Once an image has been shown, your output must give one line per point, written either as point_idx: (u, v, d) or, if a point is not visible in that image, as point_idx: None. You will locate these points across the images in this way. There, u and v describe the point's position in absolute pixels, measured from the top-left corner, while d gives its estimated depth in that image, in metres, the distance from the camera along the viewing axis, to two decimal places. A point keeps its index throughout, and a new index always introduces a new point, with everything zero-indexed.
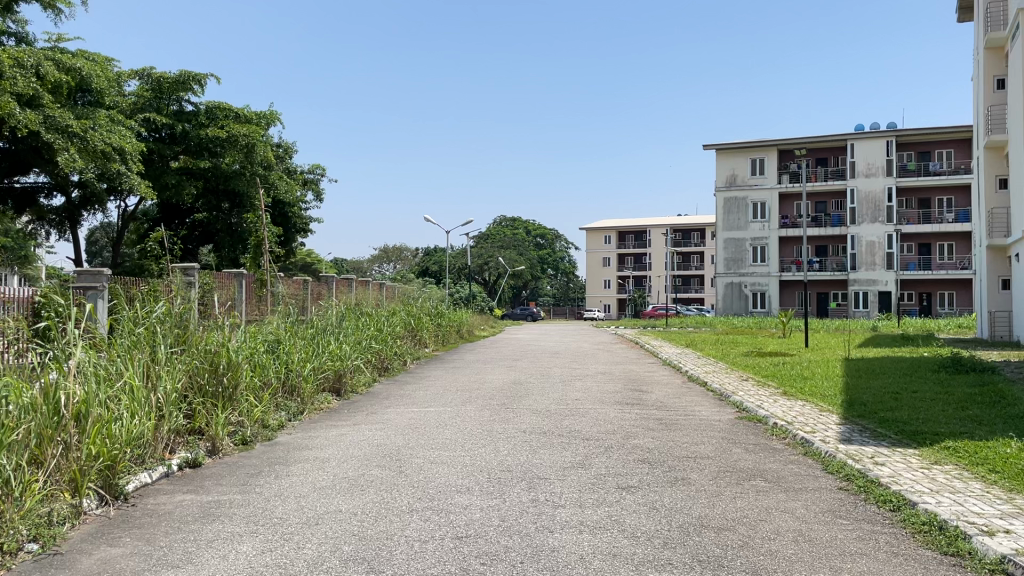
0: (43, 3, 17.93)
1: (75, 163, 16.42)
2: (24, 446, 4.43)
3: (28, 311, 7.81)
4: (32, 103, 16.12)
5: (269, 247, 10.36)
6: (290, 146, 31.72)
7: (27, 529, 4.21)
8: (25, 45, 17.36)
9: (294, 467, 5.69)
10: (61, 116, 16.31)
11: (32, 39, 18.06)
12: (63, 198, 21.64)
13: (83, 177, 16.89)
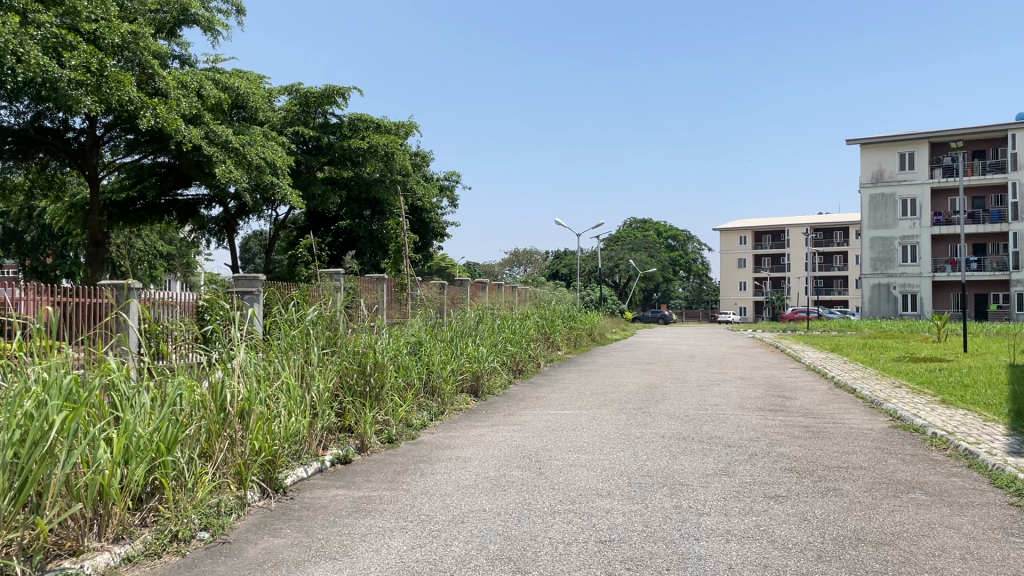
0: (203, 27, 19.26)
1: (232, 175, 17.45)
2: (197, 440, 4.78)
3: (192, 314, 8.42)
4: (195, 121, 17.33)
5: (409, 253, 10.72)
6: (427, 154, 32.69)
7: (200, 518, 4.52)
8: (188, 67, 18.66)
9: (437, 466, 5.85)
10: (220, 131, 17.39)
11: (193, 61, 19.42)
12: (222, 209, 23.15)
13: (240, 188, 17.97)
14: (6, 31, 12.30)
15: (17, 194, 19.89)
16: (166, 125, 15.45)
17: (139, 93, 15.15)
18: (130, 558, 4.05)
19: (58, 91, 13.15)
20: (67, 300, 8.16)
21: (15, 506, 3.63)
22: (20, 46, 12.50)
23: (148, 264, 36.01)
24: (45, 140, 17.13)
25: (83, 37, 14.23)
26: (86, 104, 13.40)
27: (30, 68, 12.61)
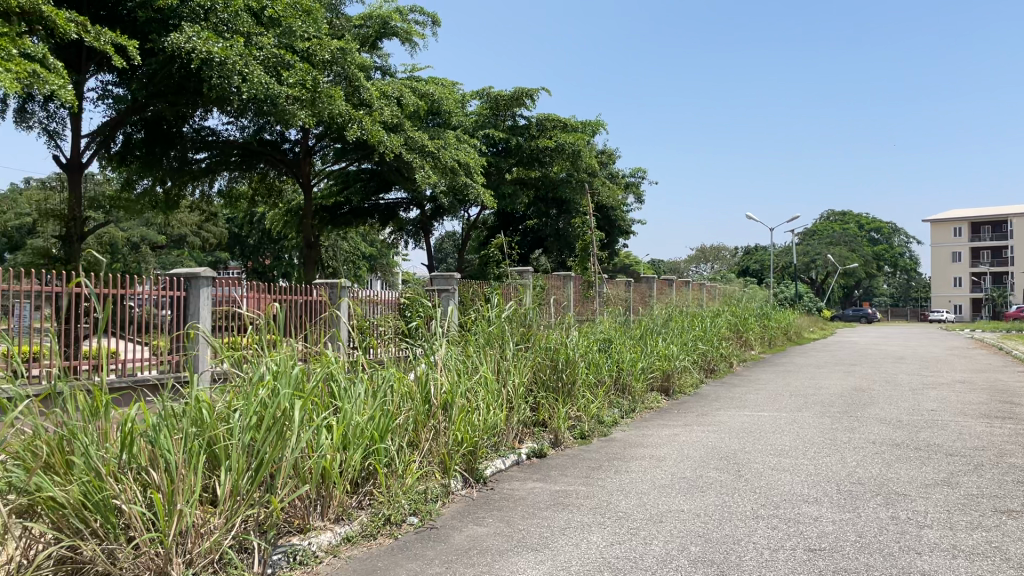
0: (401, 38, 20.29)
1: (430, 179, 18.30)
2: (405, 430, 5.07)
3: (394, 310, 8.95)
4: (396, 129, 18.32)
5: (597, 251, 10.80)
6: (613, 151, 32.69)
7: (409, 503, 4.80)
8: (388, 77, 19.77)
9: (631, 463, 5.83)
10: (418, 137, 18.30)
11: (394, 71, 20.54)
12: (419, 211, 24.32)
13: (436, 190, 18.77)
14: (233, 53, 13.60)
15: (243, 202, 21.96)
16: (372, 135, 16.45)
17: (347, 107, 16.26)
18: (350, 538, 4.37)
19: (277, 107, 14.28)
20: (287, 298, 8.94)
21: (253, 485, 4.01)
22: (245, 66, 13.74)
23: (353, 264, 38.53)
24: (266, 152, 18.75)
25: (298, 55, 15.37)
26: (302, 118, 14.46)
27: (253, 87, 13.81)
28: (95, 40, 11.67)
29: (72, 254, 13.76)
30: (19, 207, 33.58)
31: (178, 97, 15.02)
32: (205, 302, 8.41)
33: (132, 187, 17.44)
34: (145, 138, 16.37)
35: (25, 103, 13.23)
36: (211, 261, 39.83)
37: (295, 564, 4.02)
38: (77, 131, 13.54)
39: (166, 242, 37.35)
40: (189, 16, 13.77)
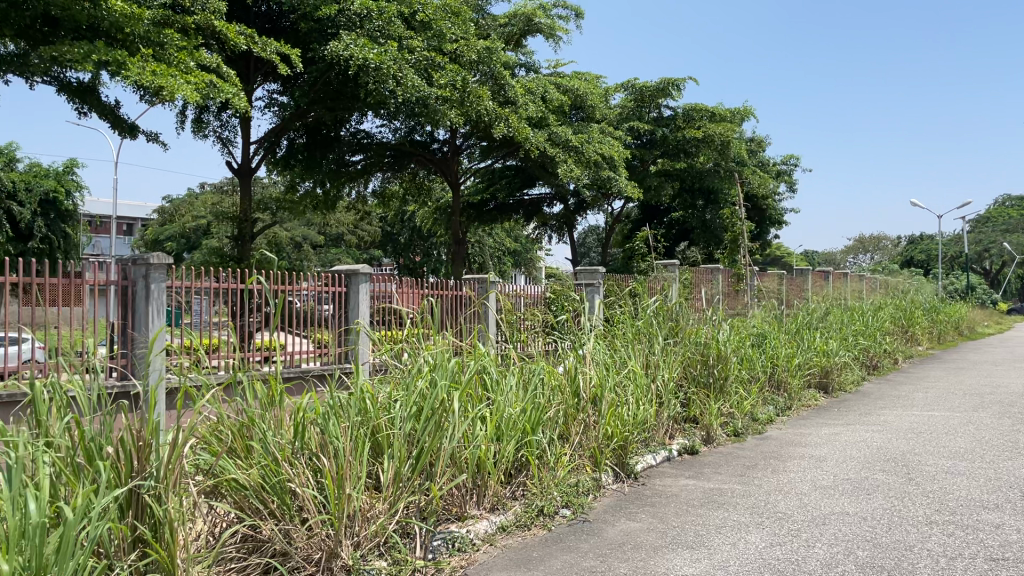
0: (545, 34, 20.46)
1: (573, 172, 18.32)
2: (556, 423, 5.12)
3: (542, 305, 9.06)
4: (540, 124, 18.47)
5: (748, 243, 10.51)
6: (762, 140, 31.69)
7: (561, 496, 4.84)
8: (533, 74, 19.95)
9: (789, 463, 5.62)
10: (562, 132, 18.40)
11: (538, 67, 20.70)
12: (563, 205, 24.45)
13: (580, 183, 18.79)
14: (388, 58, 14.20)
15: (395, 201, 22.80)
16: (518, 132, 16.68)
17: (494, 105, 16.52)
18: (505, 527, 4.45)
19: (428, 107, 14.71)
20: (439, 294, 9.22)
21: (414, 472, 4.19)
22: (399, 70, 14.32)
23: (498, 260, 39.27)
24: (417, 152, 19.32)
25: (447, 57, 15.76)
26: (451, 117, 14.82)
27: (406, 90, 14.32)
28: (264, 51, 12.39)
29: (244, 253, 14.74)
30: (195, 210, 36.37)
31: (336, 102, 15.75)
32: (363, 298, 8.81)
33: (294, 189, 18.46)
34: (307, 143, 17.46)
35: (201, 114, 14.30)
36: (364, 258, 41.63)
37: (454, 551, 4.16)
38: (247, 138, 14.47)
39: (323, 240, 39.34)
40: (347, 24, 14.51)
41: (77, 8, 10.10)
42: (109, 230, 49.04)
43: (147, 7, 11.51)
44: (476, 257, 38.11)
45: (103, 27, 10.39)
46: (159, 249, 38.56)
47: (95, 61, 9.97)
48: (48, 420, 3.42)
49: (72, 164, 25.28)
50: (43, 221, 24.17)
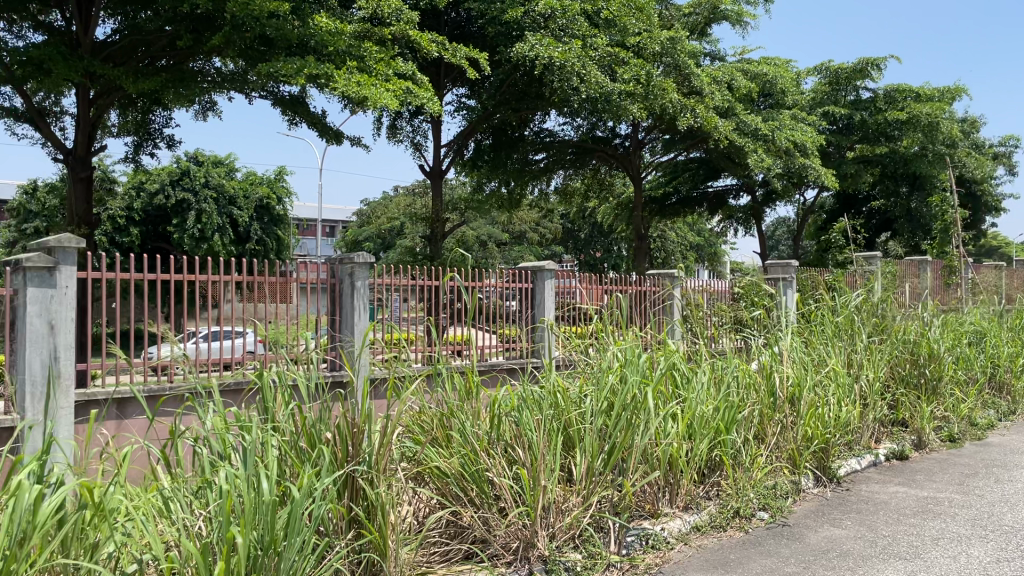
0: (732, 21, 19.80)
1: (763, 163, 17.59)
2: (751, 423, 4.96)
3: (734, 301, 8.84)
4: (727, 114, 17.89)
5: (964, 234, 9.70)
6: (975, 119, 29.08)
7: (758, 498, 4.70)
8: (719, 62, 19.40)
9: (1017, 473, 5.14)
10: (750, 120, 17.69)
11: (725, 56, 20.08)
12: (751, 197, 23.68)
13: (771, 173, 18.09)
14: (572, 56, 14.38)
15: (578, 198, 22.92)
16: (706, 122, 16.20)
17: (680, 97, 16.18)
18: (699, 527, 4.38)
19: (611, 103, 14.69)
20: (624, 290, 9.24)
21: (607, 467, 4.20)
22: (583, 68, 14.43)
23: (681, 254, 38.62)
24: (599, 148, 19.33)
25: (630, 51, 15.68)
26: (635, 112, 14.74)
27: (590, 87, 14.40)
28: (454, 56, 12.83)
29: (437, 252, 15.37)
30: (390, 212, 38.41)
31: (520, 103, 16.06)
32: (548, 292, 9.07)
33: (481, 189, 18.99)
34: (492, 144, 17.80)
35: (396, 120, 15.06)
36: (548, 253, 42.28)
37: (648, 548, 4.13)
38: (439, 142, 15.08)
39: (509, 238, 40.31)
40: (532, 25, 14.81)
41: (289, 28, 10.92)
42: (316, 233, 52.87)
43: (349, 23, 12.31)
44: (658, 251, 37.73)
45: (311, 44, 11.19)
46: (359, 250, 41.11)
47: (306, 75, 10.66)
48: (274, 406, 3.75)
49: (282, 172, 27.48)
50: (259, 225, 26.42)
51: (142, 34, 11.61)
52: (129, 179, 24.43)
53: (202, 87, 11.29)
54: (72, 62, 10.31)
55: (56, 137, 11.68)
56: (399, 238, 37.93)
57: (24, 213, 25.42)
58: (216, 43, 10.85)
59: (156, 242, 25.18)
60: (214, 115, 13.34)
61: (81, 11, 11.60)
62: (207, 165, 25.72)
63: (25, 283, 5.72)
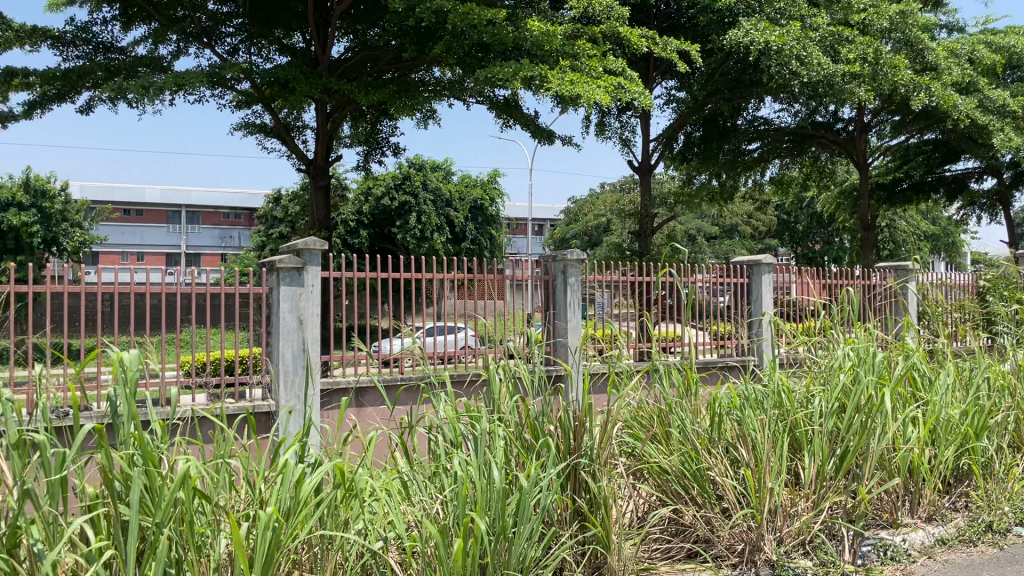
0: None
1: (1012, 141, 15.79)
2: (1004, 428, 4.54)
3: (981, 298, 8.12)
4: (968, 90, 16.26)
5: None
6: None
7: (1014, 511, 4.32)
8: (957, 34, 17.70)
9: None
10: (996, 95, 15.94)
11: (963, 27, 18.30)
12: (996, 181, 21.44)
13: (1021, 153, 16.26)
14: (790, 38, 13.76)
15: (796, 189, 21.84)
16: (943, 101, 14.79)
17: (912, 74, 14.93)
18: (944, 540, 4.06)
19: (834, 86, 13.84)
20: (850, 284, 8.86)
21: (839, 471, 3.98)
22: (802, 50, 13.77)
23: (912, 245, 35.70)
24: (819, 135, 18.31)
25: (855, 29, 14.74)
26: (860, 95, 13.76)
27: (810, 70, 13.64)
28: (665, 49, 12.61)
29: (646, 247, 15.26)
30: (597, 209, 38.64)
31: (734, 91, 15.55)
32: (765, 287, 8.96)
33: (691, 182, 18.60)
34: (704, 135, 17.48)
35: (604, 118, 15.13)
36: (763, 247, 40.67)
37: (887, 559, 3.87)
38: (649, 137, 14.96)
39: (718, 231, 39.40)
40: (746, 11, 14.35)
41: (504, 32, 11.24)
42: (526, 231, 54.16)
43: (560, 24, 12.50)
44: (886, 243, 35.09)
45: (525, 46, 11.41)
46: (567, 247, 41.73)
47: (521, 77, 10.92)
48: (499, 399, 3.91)
49: (494, 173, 28.49)
50: (474, 224, 27.55)
51: (371, 50, 12.58)
52: (360, 185, 26.40)
53: (424, 96, 11.95)
54: (313, 79, 11.29)
55: (299, 149, 12.84)
56: (607, 234, 38.06)
57: (270, 220, 28.16)
58: (438, 53, 11.46)
59: (382, 243, 26.98)
60: (434, 122, 14.11)
61: (319, 33, 12.74)
62: (426, 169, 27.14)
63: (278, 282, 6.35)
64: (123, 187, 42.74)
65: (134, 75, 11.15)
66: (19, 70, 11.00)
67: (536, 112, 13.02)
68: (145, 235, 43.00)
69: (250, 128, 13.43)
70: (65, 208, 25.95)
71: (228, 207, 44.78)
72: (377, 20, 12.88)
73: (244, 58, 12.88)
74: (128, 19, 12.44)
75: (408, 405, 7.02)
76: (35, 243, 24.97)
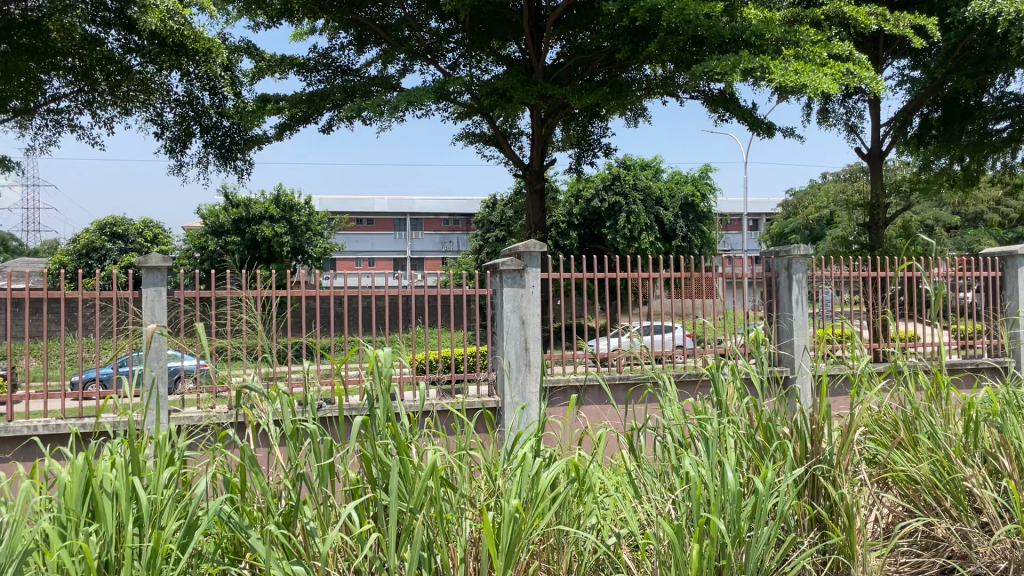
0: None
1: None
2: None
3: None
4: None
5: None
6: None
7: None
8: None
9: None
10: None
11: None
12: None
13: None
14: None
15: None
16: None
17: None
18: None
19: None
20: None
21: None
22: None
23: None
24: None
25: None
26: None
27: None
28: (897, 26, 11.51)
29: (878, 239, 14.25)
30: (819, 200, 36.65)
31: (978, 67, 14.29)
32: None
33: (928, 167, 17.13)
34: (943, 116, 16.18)
35: (827, 104, 14.34)
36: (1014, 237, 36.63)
37: None
38: (879, 123, 13.96)
39: (960, 220, 35.95)
40: None
41: (721, 25, 11.10)
42: (743, 227, 52.56)
43: (778, 11, 12.02)
44: None
45: (745, 36, 11.16)
46: (785, 241, 39.87)
47: (741, 70, 10.62)
48: (728, 400, 3.85)
49: (707, 168, 27.88)
50: (686, 221, 27.04)
51: (584, 53, 12.78)
52: (571, 187, 26.88)
53: (637, 96, 11.94)
54: (529, 86, 11.66)
55: (514, 155, 13.29)
56: (830, 227, 35.89)
57: (486, 224, 29.36)
58: (652, 51, 11.41)
59: (592, 243, 27.24)
60: (645, 120, 14.04)
61: (534, 41, 13.14)
62: (635, 169, 27.07)
63: (501, 284, 6.62)
64: (355, 198, 46.32)
65: (368, 95, 12.11)
66: (273, 97, 12.24)
67: (753, 104, 12.57)
68: (375, 242, 46.43)
69: (469, 138, 14.07)
70: (309, 219, 28.66)
71: (447, 213, 47.24)
72: (589, 23, 13.05)
73: (463, 72, 13.54)
74: (361, 43, 13.46)
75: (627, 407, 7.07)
76: (285, 252, 27.73)
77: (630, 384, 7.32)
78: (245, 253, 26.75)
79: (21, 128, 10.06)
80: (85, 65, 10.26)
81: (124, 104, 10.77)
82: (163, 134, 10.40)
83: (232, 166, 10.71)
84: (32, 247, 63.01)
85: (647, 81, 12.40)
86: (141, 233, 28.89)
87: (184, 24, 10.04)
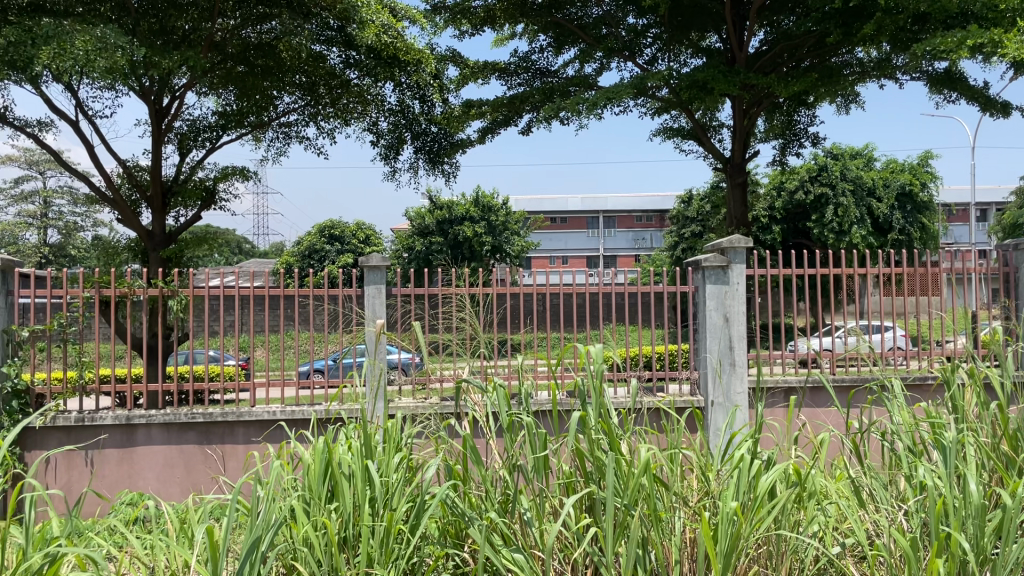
0: None
1: None
2: None
3: None
4: None
5: None
6: None
7: None
8: None
9: None
10: None
11: None
12: None
13: None
14: None
15: None
16: None
17: None
18: None
19: None
20: None
21: None
22: None
23: None
24: None
25: None
26: None
27: None
28: None
29: None
30: None
31: None
32: None
33: None
34: None
35: None
36: None
37: None
38: None
39: None
40: None
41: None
42: (969, 217, 47.96)
43: None
44: None
45: (974, 9, 10.21)
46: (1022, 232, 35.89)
47: (969, 46, 9.73)
48: (965, 406, 3.54)
49: (925, 155, 25.76)
50: (902, 213, 25.10)
51: (790, 39, 12.23)
52: (773, 180, 25.77)
53: (851, 80, 11.28)
54: (731, 77, 11.33)
55: (715, 149, 12.98)
56: None
57: (682, 220, 28.81)
58: (867, 33, 10.72)
59: (796, 238, 25.99)
60: (857, 106, 13.22)
61: (735, 31, 12.86)
62: (844, 158, 25.52)
63: (704, 281, 6.48)
64: (550, 198, 47.10)
65: (566, 95, 12.30)
66: (476, 102, 12.70)
67: (984, 82, 11.46)
68: (569, 240, 46.93)
69: (667, 132, 13.90)
70: (506, 219, 29.41)
71: (642, 211, 46.72)
72: (794, 7, 12.50)
73: (661, 66, 13.40)
74: (559, 44, 13.68)
75: (845, 411, 6.72)
76: (485, 251, 28.71)
77: (854, 386, 6.92)
78: (449, 252, 28.02)
79: (256, 140, 11.00)
80: (311, 80, 10.38)
81: (344, 116, 10.81)
82: (378, 142, 11.05)
83: (439, 170, 11.21)
84: (263, 248, 69.43)
85: (860, 64, 11.67)
86: (355, 235, 30.97)
87: (399, 41, 9.88)
